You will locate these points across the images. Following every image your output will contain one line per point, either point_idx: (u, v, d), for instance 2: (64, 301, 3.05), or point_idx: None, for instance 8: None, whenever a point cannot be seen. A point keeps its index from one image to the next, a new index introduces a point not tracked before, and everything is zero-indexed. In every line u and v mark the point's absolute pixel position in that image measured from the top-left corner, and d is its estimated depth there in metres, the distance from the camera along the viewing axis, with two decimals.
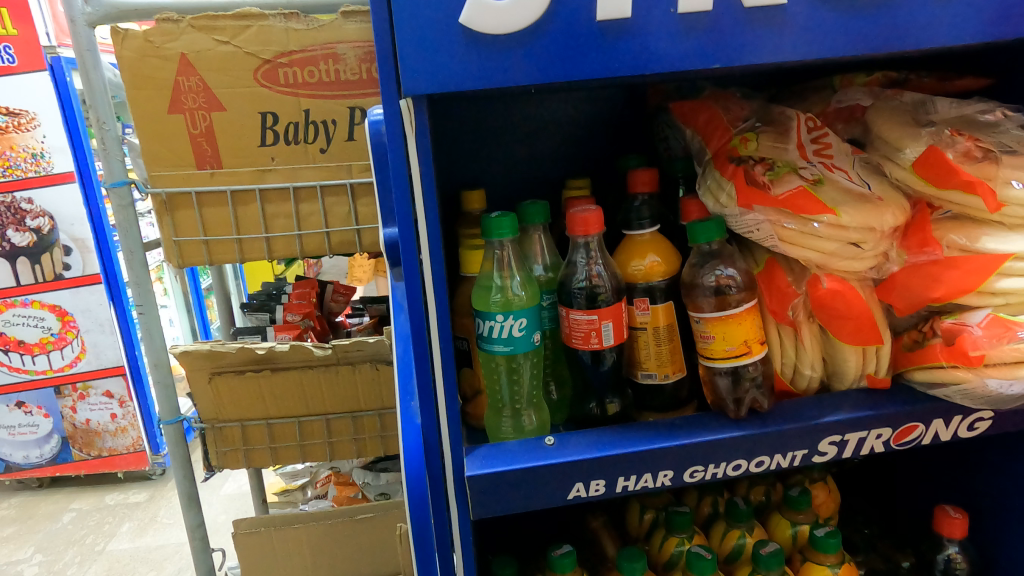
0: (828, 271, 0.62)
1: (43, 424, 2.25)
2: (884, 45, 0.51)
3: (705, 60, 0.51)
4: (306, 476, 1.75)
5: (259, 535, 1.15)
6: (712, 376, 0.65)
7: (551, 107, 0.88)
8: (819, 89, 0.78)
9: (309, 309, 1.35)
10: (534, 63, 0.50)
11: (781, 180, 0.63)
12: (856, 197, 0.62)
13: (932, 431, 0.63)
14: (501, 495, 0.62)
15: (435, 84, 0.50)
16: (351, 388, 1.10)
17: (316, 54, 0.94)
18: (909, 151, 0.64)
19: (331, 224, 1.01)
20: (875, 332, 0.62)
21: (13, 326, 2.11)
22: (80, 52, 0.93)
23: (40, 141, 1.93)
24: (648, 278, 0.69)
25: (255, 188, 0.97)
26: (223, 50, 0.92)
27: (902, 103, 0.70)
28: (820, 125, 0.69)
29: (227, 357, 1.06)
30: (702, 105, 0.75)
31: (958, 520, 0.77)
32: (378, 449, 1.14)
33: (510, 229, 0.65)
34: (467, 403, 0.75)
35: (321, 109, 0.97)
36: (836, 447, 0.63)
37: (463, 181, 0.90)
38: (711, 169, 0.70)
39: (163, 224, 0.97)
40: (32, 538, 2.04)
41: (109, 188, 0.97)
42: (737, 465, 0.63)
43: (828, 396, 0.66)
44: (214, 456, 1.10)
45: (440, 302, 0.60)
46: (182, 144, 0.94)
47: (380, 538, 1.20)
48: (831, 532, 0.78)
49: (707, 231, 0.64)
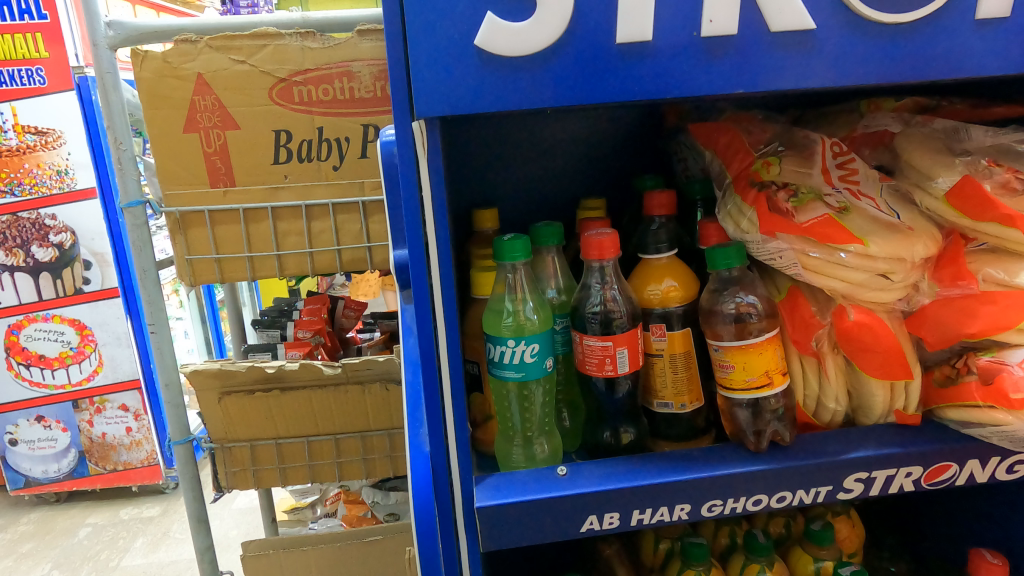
0: (853, 302, 0.60)
1: (61, 438, 2.25)
2: (916, 70, 0.49)
3: (727, 85, 0.49)
4: (316, 494, 1.74)
5: (267, 558, 1.13)
6: (731, 407, 0.63)
7: (566, 126, 0.87)
8: (844, 112, 0.76)
9: (320, 326, 1.35)
10: (553, 88, 0.49)
11: (805, 208, 0.61)
12: (884, 226, 0.60)
13: (967, 472, 0.60)
14: (510, 528, 0.60)
15: (449, 107, 0.49)
16: (360, 408, 1.08)
17: (331, 72, 0.94)
18: (942, 180, 0.62)
19: (343, 242, 1.00)
20: (904, 366, 0.59)
21: (34, 341, 2.12)
22: (100, 74, 0.93)
23: (65, 158, 1.96)
24: (665, 303, 0.67)
25: (267, 206, 0.97)
26: (239, 69, 0.92)
27: (934, 129, 0.68)
28: (846, 150, 0.67)
29: (238, 376, 1.05)
30: (723, 128, 0.73)
31: (996, 565, 0.73)
32: (388, 470, 1.12)
33: (523, 252, 0.63)
34: (477, 428, 0.73)
35: (335, 126, 0.96)
36: (863, 484, 0.60)
37: (477, 201, 0.88)
38: (731, 193, 0.68)
39: (176, 242, 0.97)
40: (48, 554, 2.04)
41: (125, 208, 0.97)
42: (758, 500, 0.61)
43: (853, 430, 0.63)
44: (223, 476, 1.09)
45: (451, 326, 0.58)
46: (197, 162, 0.94)
47: (389, 560, 1.18)
48: (856, 571, 0.75)
49: (727, 257, 0.62)
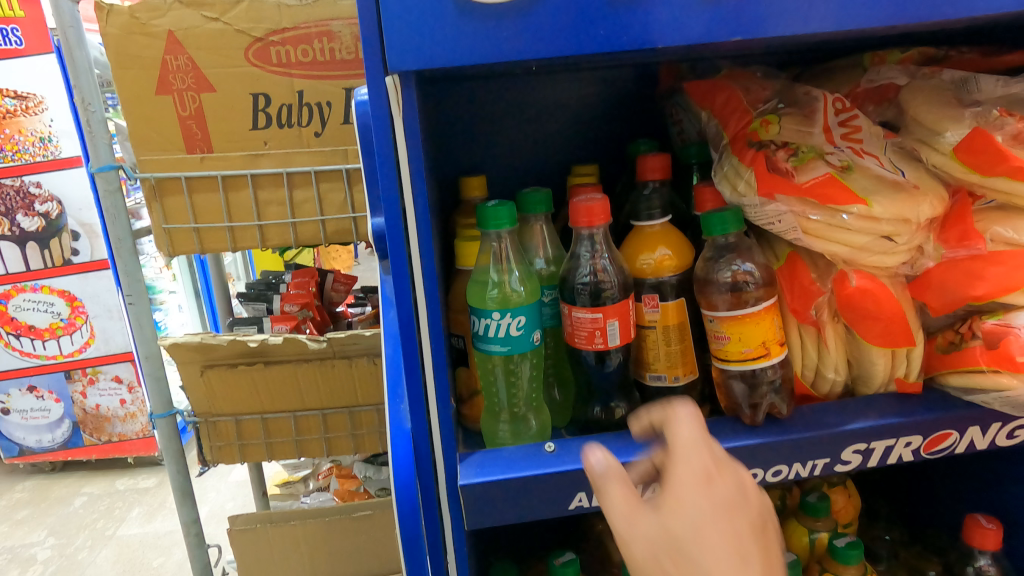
0: (855, 267, 0.57)
1: (55, 409, 2.23)
2: (928, 13, 0.45)
3: (722, 32, 0.45)
4: (309, 468, 1.74)
5: (255, 532, 1.11)
6: (726, 379, 0.60)
7: (557, 88, 0.83)
8: (848, 67, 0.72)
9: (308, 299, 1.31)
10: (536, 39, 0.45)
11: (806, 167, 0.58)
12: (888, 185, 0.56)
13: (967, 440, 0.58)
14: (496, 505, 0.58)
15: (423, 60, 0.45)
16: (348, 383, 1.06)
17: (310, 32, 0.89)
18: (950, 135, 0.57)
19: (326, 212, 0.96)
20: (906, 334, 0.57)
21: (23, 311, 2.08)
22: (63, 29, 0.87)
23: (47, 125, 1.91)
24: (658, 273, 0.64)
25: (247, 173, 0.92)
26: (213, 27, 0.87)
27: (942, 81, 0.63)
28: (849, 106, 0.62)
29: (220, 350, 1.02)
30: (719, 85, 0.69)
31: (990, 530, 0.72)
32: (377, 445, 1.10)
33: (508, 219, 0.60)
34: (461, 404, 0.70)
35: (316, 90, 0.92)
36: (861, 455, 0.58)
37: (463, 166, 0.85)
38: (728, 154, 0.64)
39: (152, 211, 0.92)
40: (45, 521, 2.04)
41: (95, 172, 0.92)
42: (752, 475, 0.58)
43: (851, 400, 0.61)
44: (207, 450, 1.07)
45: (431, 296, 0.55)
46: (171, 126, 0.90)
47: (380, 535, 1.16)
48: (852, 543, 0.74)
49: (723, 223, 0.59)
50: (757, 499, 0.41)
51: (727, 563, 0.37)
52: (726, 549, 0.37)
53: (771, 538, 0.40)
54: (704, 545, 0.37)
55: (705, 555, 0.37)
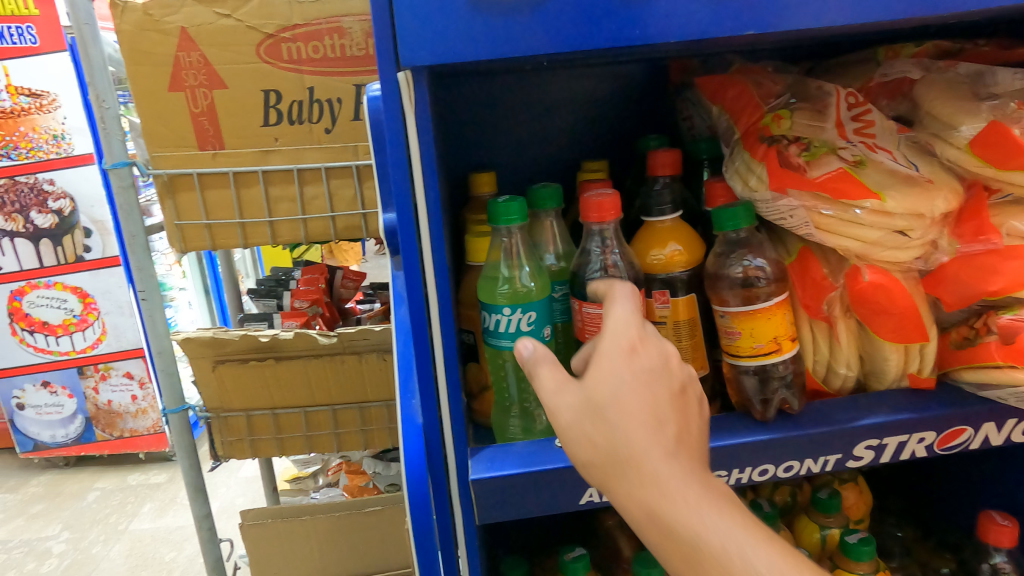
0: (868, 262, 0.57)
1: (68, 404, 2.25)
2: (944, 6, 0.45)
3: (736, 26, 0.45)
4: (318, 463, 1.75)
5: (266, 527, 1.12)
6: (736, 374, 0.60)
7: (567, 83, 0.83)
8: (861, 61, 0.72)
9: (317, 296, 1.31)
10: (549, 34, 0.45)
11: (818, 162, 0.58)
12: (902, 179, 0.56)
13: (982, 435, 0.58)
14: (507, 500, 0.58)
15: (435, 56, 0.45)
16: (358, 378, 1.06)
17: (321, 29, 0.90)
18: (965, 128, 0.57)
19: (336, 208, 0.97)
20: (919, 330, 0.56)
21: (37, 308, 2.10)
22: (79, 26, 0.88)
23: (60, 122, 1.92)
24: (668, 268, 0.64)
25: (258, 169, 0.93)
26: (225, 24, 0.87)
27: (958, 74, 0.63)
28: (862, 100, 0.62)
29: (231, 345, 1.02)
30: (731, 81, 0.68)
31: (1006, 527, 0.71)
32: (386, 440, 1.10)
33: (519, 215, 0.60)
34: (473, 399, 0.71)
35: (326, 86, 0.92)
36: (873, 451, 0.58)
37: (474, 162, 0.85)
38: (740, 150, 0.64)
39: (164, 207, 0.93)
40: (59, 516, 2.06)
41: (109, 168, 0.93)
42: (763, 471, 0.58)
43: (864, 396, 0.61)
44: (219, 446, 1.08)
45: (442, 291, 0.55)
46: (183, 123, 0.90)
47: (390, 530, 1.17)
48: (864, 539, 0.73)
49: (734, 218, 0.59)
50: (678, 369, 0.48)
51: (641, 428, 0.44)
52: (642, 416, 0.44)
53: (687, 401, 0.47)
54: (621, 413, 0.45)
55: (622, 422, 0.44)
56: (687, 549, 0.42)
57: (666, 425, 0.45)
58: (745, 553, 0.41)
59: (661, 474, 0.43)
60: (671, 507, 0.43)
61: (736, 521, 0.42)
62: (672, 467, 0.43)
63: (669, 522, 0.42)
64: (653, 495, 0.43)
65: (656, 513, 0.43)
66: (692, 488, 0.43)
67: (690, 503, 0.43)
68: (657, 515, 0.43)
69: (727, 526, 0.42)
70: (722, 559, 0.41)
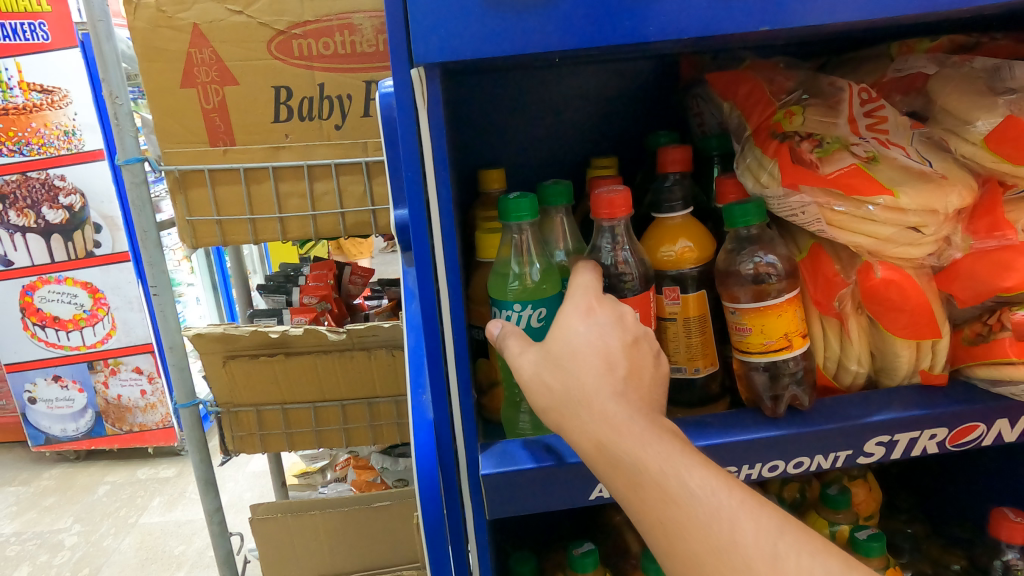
0: (880, 258, 0.57)
1: (78, 399, 2.27)
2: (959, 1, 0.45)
3: (749, 21, 0.45)
4: (326, 459, 1.76)
5: (276, 521, 1.13)
6: (747, 371, 0.60)
7: (577, 80, 0.83)
8: (874, 57, 0.72)
9: (326, 292, 1.32)
10: (560, 31, 0.45)
11: (831, 158, 0.57)
12: (915, 175, 0.56)
13: (994, 432, 0.58)
14: (517, 495, 0.58)
15: (449, 52, 0.45)
16: (367, 374, 1.07)
17: (332, 25, 0.90)
18: (981, 123, 0.57)
19: (346, 204, 0.97)
20: (931, 326, 0.57)
21: (48, 303, 2.12)
22: (93, 23, 0.89)
23: (71, 118, 1.93)
24: (679, 265, 0.64)
25: (268, 165, 0.93)
26: (237, 20, 0.88)
27: (974, 69, 0.62)
28: (875, 96, 0.62)
29: (241, 341, 1.03)
30: (742, 77, 0.68)
31: (1018, 524, 0.71)
32: (395, 436, 1.11)
33: (530, 211, 0.60)
34: (483, 395, 0.72)
35: (337, 83, 0.92)
36: (884, 447, 0.58)
37: (484, 159, 0.85)
38: (751, 146, 0.64)
39: (176, 203, 0.94)
40: (70, 509, 2.08)
41: (122, 165, 0.94)
42: (774, 466, 0.58)
43: (875, 392, 0.61)
44: (230, 440, 1.09)
45: (454, 287, 0.56)
46: (195, 119, 0.91)
47: (399, 525, 1.17)
48: (874, 535, 0.74)
49: (746, 215, 0.59)
50: (632, 324, 0.53)
51: (593, 370, 0.49)
52: (594, 359, 0.49)
53: (641, 352, 0.52)
54: (576, 358, 0.50)
55: (575, 365, 0.49)
56: (631, 475, 0.45)
57: (617, 368, 0.49)
58: (681, 475, 0.44)
59: (610, 407, 0.47)
60: (616, 437, 0.46)
61: (676, 450, 0.45)
62: (620, 403, 0.47)
63: (615, 451, 0.46)
64: (602, 428, 0.46)
65: (604, 445, 0.46)
66: (637, 420, 0.46)
67: (634, 433, 0.46)
68: (606, 447, 0.46)
69: (665, 452, 0.45)
70: (660, 480, 0.44)
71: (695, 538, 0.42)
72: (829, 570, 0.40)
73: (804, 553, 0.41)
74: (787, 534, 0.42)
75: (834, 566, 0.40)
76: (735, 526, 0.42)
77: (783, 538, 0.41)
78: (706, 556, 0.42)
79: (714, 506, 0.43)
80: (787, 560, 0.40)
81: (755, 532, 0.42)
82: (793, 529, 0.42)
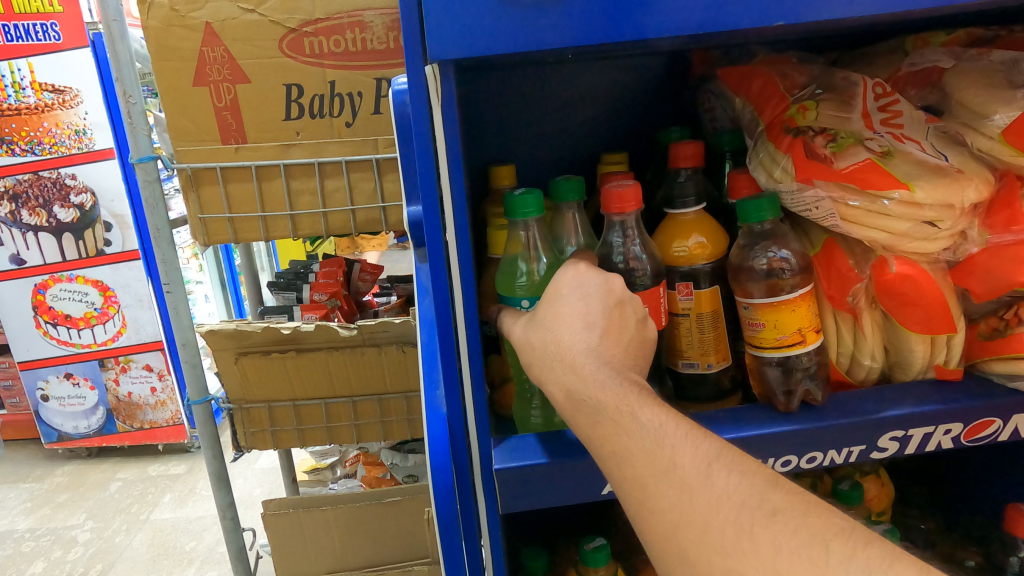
0: (895, 253, 0.57)
1: (90, 396, 2.29)
2: None
3: (765, 16, 0.45)
4: (336, 455, 1.78)
5: (287, 517, 1.14)
6: (760, 366, 0.60)
7: (588, 76, 0.83)
8: (888, 51, 0.71)
9: (336, 289, 1.32)
10: (573, 27, 0.45)
11: (845, 153, 0.57)
12: (931, 170, 0.56)
13: (1011, 427, 0.58)
14: (528, 491, 0.59)
15: (465, 50, 0.45)
16: (378, 370, 1.07)
17: (343, 23, 0.90)
18: (998, 117, 0.56)
19: (356, 202, 0.97)
20: (946, 321, 0.56)
21: (60, 301, 2.14)
22: (107, 22, 0.89)
23: (82, 117, 1.95)
24: (692, 261, 0.64)
25: (280, 163, 0.94)
26: (248, 18, 0.88)
27: (990, 62, 0.62)
28: (889, 90, 0.62)
29: (254, 338, 1.04)
30: (756, 71, 0.68)
31: None
32: (405, 432, 1.12)
33: (535, 207, 0.60)
34: (495, 390, 0.71)
35: (348, 80, 0.93)
36: (898, 442, 0.58)
37: (495, 155, 0.85)
38: (764, 141, 0.64)
39: (188, 200, 0.94)
40: (83, 505, 2.10)
41: (136, 163, 0.94)
42: (787, 461, 0.58)
43: (889, 388, 0.60)
44: (242, 437, 1.10)
45: (468, 283, 0.56)
46: (207, 117, 0.91)
47: (409, 522, 1.18)
48: (890, 529, 0.76)
49: (759, 209, 0.58)
50: (619, 289, 0.53)
51: (572, 329, 0.51)
52: (572, 317, 0.51)
53: (625, 316, 0.52)
54: (557, 317, 0.52)
55: (555, 324, 0.52)
56: (591, 414, 0.46)
57: (593, 325, 0.51)
58: (634, 411, 0.45)
59: (582, 361, 0.49)
60: (582, 385, 0.48)
61: (633, 390, 0.46)
62: (592, 356, 0.49)
63: (580, 396, 0.47)
64: (571, 378, 0.48)
65: (571, 393, 0.48)
66: (604, 370, 0.48)
67: (598, 378, 0.47)
68: (573, 395, 0.48)
69: (622, 392, 0.46)
70: (615, 416, 0.45)
71: (641, 463, 0.43)
72: (754, 484, 0.40)
73: (735, 471, 0.41)
74: (724, 457, 0.42)
75: (759, 481, 0.41)
76: (675, 450, 0.43)
77: (718, 460, 0.42)
78: (649, 480, 0.42)
79: (659, 434, 0.44)
80: (718, 478, 0.41)
81: (693, 454, 0.42)
82: (729, 453, 0.43)
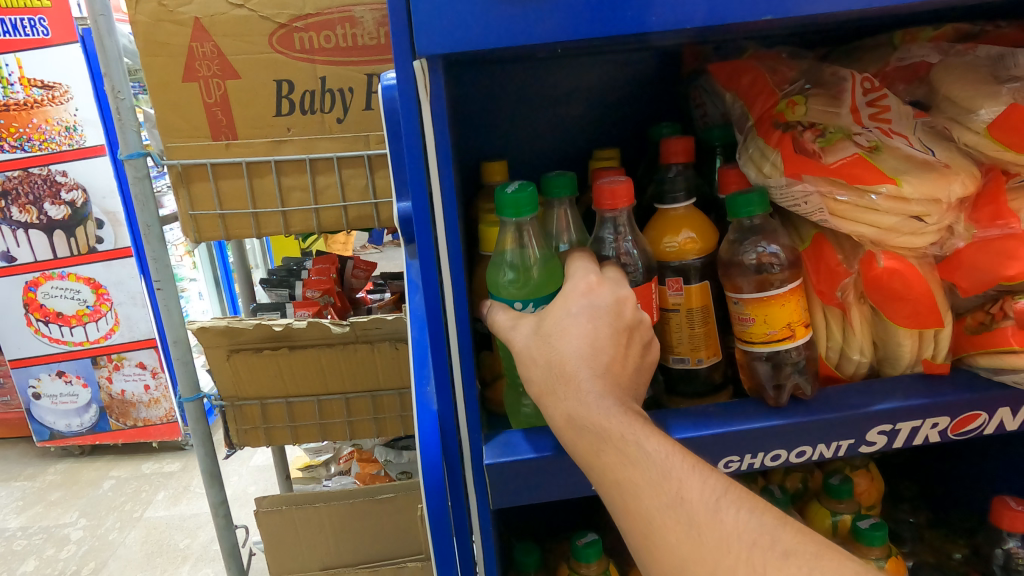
0: (883, 248, 0.57)
1: (83, 394, 2.28)
2: None
3: (753, 11, 0.45)
4: (330, 451, 1.78)
5: (280, 514, 1.14)
6: (749, 360, 0.60)
7: (579, 71, 0.83)
8: (877, 46, 0.71)
9: (329, 286, 1.32)
10: (561, 22, 0.45)
11: (834, 147, 0.57)
12: (919, 164, 0.56)
13: (997, 420, 0.59)
14: (518, 486, 0.59)
15: (453, 45, 0.45)
16: (371, 367, 1.07)
17: (333, 18, 0.90)
18: (984, 112, 0.57)
19: (348, 198, 0.97)
20: (934, 315, 0.57)
21: (51, 298, 2.13)
22: (94, 17, 0.88)
23: (72, 114, 1.93)
24: (682, 256, 0.64)
25: (271, 159, 0.93)
26: (237, 14, 0.88)
27: (977, 57, 0.62)
28: (877, 86, 0.62)
29: (247, 334, 1.04)
30: (744, 67, 0.68)
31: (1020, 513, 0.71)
32: (399, 429, 1.11)
33: (529, 205, 0.60)
34: (486, 387, 0.72)
35: (338, 76, 0.92)
36: (886, 437, 0.58)
37: (486, 151, 0.85)
38: (754, 136, 0.64)
39: (179, 197, 0.94)
40: (76, 503, 2.09)
41: (125, 159, 0.94)
42: (776, 455, 0.58)
43: (877, 381, 0.61)
44: (235, 434, 1.10)
45: (457, 277, 0.56)
46: (197, 112, 0.91)
47: (402, 518, 1.18)
48: (876, 524, 0.74)
49: (748, 204, 0.58)
50: (629, 314, 0.53)
51: (577, 349, 0.50)
52: (576, 336, 0.51)
53: (627, 333, 0.53)
54: (563, 335, 0.51)
55: (558, 342, 0.51)
56: (594, 440, 0.46)
57: (593, 344, 0.50)
58: (640, 441, 0.45)
59: (586, 386, 0.48)
60: (585, 411, 0.47)
61: (636, 419, 0.47)
62: (597, 381, 0.48)
63: (583, 422, 0.47)
64: (575, 404, 0.48)
65: (573, 418, 0.48)
66: (608, 399, 0.47)
67: (600, 404, 0.47)
68: (575, 420, 0.48)
69: (627, 420, 0.46)
70: (620, 445, 0.45)
71: (648, 496, 0.43)
72: (764, 523, 0.41)
73: (744, 509, 0.42)
74: (731, 492, 0.43)
75: (769, 520, 0.41)
76: (683, 484, 0.43)
77: (726, 495, 0.43)
78: (656, 513, 0.43)
79: (666, 468, 0.44)
80: (727, 514, 0.42)
81: (701, 489, 0.43)
82: (737, 488, 0.43)
